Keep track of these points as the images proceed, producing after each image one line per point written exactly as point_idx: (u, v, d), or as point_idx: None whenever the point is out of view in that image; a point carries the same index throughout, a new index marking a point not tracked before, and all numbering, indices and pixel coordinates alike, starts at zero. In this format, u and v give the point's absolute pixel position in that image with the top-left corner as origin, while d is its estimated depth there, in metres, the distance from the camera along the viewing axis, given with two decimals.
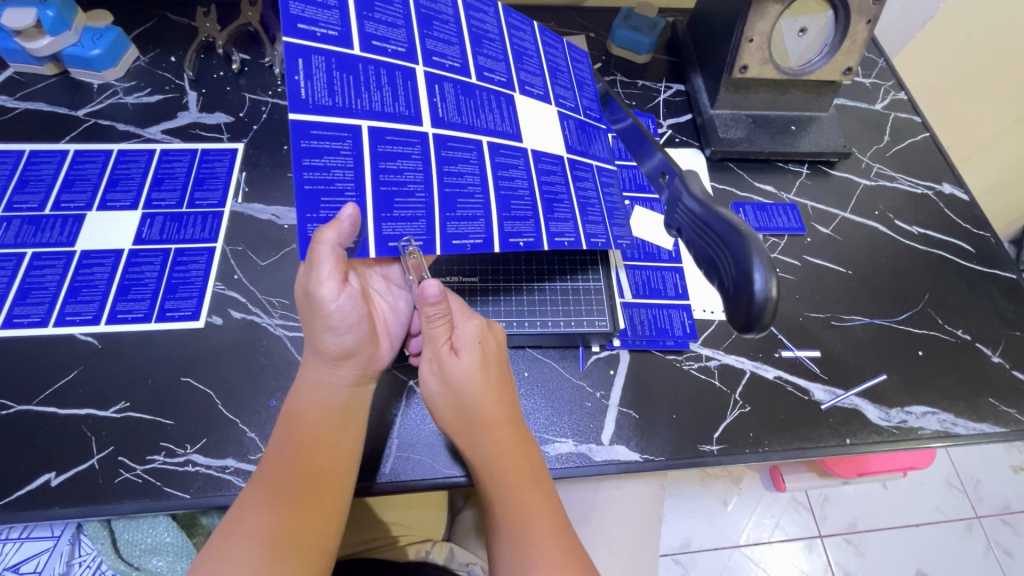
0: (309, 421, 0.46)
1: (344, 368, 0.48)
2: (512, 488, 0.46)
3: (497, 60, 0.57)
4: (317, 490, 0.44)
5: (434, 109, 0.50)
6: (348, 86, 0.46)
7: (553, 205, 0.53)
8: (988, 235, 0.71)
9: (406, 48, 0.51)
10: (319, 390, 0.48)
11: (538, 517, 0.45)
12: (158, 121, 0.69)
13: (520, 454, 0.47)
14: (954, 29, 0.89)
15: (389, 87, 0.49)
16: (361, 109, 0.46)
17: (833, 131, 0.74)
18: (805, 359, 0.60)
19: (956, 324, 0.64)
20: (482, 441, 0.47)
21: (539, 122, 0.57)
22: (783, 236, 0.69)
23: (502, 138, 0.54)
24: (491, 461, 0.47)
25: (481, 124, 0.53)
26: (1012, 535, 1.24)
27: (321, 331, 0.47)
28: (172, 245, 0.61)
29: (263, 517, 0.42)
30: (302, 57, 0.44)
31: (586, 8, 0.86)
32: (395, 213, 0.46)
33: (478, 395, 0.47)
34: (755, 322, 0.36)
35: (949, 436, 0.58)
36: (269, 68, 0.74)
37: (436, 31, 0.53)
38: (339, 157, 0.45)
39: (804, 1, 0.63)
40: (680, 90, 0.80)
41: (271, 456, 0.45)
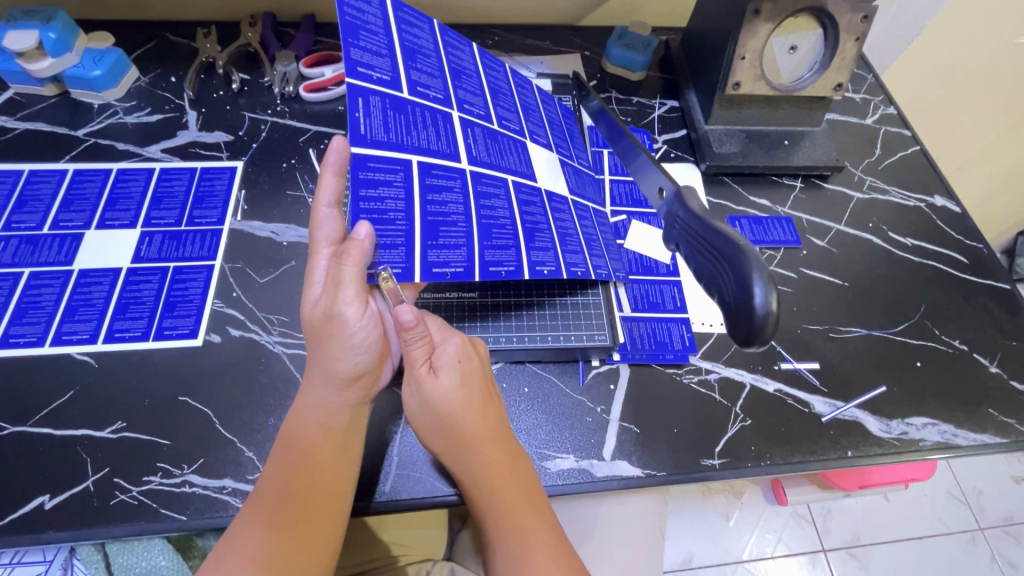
0: (307, 444, 0.45)
1: (354, 390, 0.48)
2: (502, 507, 0.46)
3: (512, 112, 0.60)
4: (312, 519, 0.43)
5: (467, 149, 0.53)
6: (400, 126, 0.48)
7: (566, 239, 0.55)
8: (981, 246, 0.72)
9: (442, 97, 0.54)
10: (322, 412, 0.47)
11: (533, 536, 0.45)
12: (158, 140, 0.70)
13: (509, 471, 0.47)
14: (940, 44, 0.91)
15: (432, 127, 0.51)
16: (411, 146, 0.48)
17: (825, 145, 0.76)
18: (804, 371, 0.60)
19: (953, 335, 0.65)
20: (468, 460, 0.47)
21: (544, 163, 0.60)
22: (779, 248, 0.69)
23: (519, 178, 0.56)
24: (478, 480, 0.47)
25: (506, 165, 0.55)
26: (1016, 546, 1.23)
27: (338, 352, 0.46)
28: (170, 263, 0.61)
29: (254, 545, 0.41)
30: (361, 96, 0.47)
31: (581, 28, 0.88)
32: (441, 241, 0.47)
33: (461, 415, 0.46)
34: (755, 335, 0.37)
35: (950, 447, 0.57)
36: (269, 88, 0.75)
37: (465, 84, 0.57)
38: (393, 188, 0.46)
39: (792, 19, 0.66)
40: (674, 106, 0.81)
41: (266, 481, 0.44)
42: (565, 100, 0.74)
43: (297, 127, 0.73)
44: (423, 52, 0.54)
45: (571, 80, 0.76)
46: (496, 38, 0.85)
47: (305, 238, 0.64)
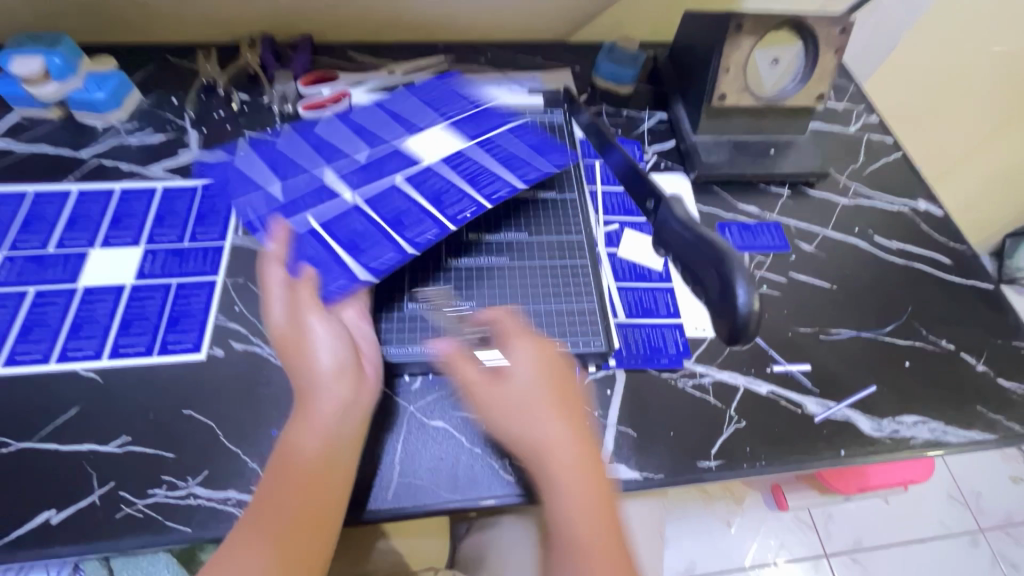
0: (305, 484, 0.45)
1: (344, 412, 0.48)
2: (579, 534, 0.44)
3: (411, 126, 0.66)
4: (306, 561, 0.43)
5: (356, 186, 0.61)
6: (292, 200, 0.59)
7: (486, 187, 0.60)
8: (964, 247, 0.74)
9: (330, 151, 0.64)
10: (313, 422, 0.47)
11: (614, 559, 0.43)
12: (160, 160, 0.71)
13: (594, 485, 0.46)
14: (918, 54, 0.95)
15: (324, 182, 0.61)
16: (306, 206, 0.59)
17: (810, 153, 0.78)
18: (795, 373, 0.62)
19: (940, 335, 0.66)
20: (553, 466, 0.46)
21: (439, 141, 0.65)
22: (768, 254, 0.71)
23: (417, 172, 0.62)
24: (563, 491, 0.45)
25: (407, 172, 0.62)
26: (1014, 546, 1.44)
27: (314, 359, 0.49)
28: (173, 280, 0.62)
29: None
30: (245, 209, 0.59)
31: (571, 44, 0.91)
32: (362, 249, 0.56)
33: (543, 418, 0.47)
34: (737, 334, 0.38)
35: (941, 444, 0.59)
36: (268, 107, 0.77)
37: (364, 133, 0.66)
38: (305, 239, 0.56)
39: (773, 33, 0.70)
40: (663, 118, 0.84)
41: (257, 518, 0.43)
42: (556, 114, 0.76)
43: None
44: (271, 146, 0.65)
45: (562, 95, 0.78)
46: (488, 55, 0.88)
47: None
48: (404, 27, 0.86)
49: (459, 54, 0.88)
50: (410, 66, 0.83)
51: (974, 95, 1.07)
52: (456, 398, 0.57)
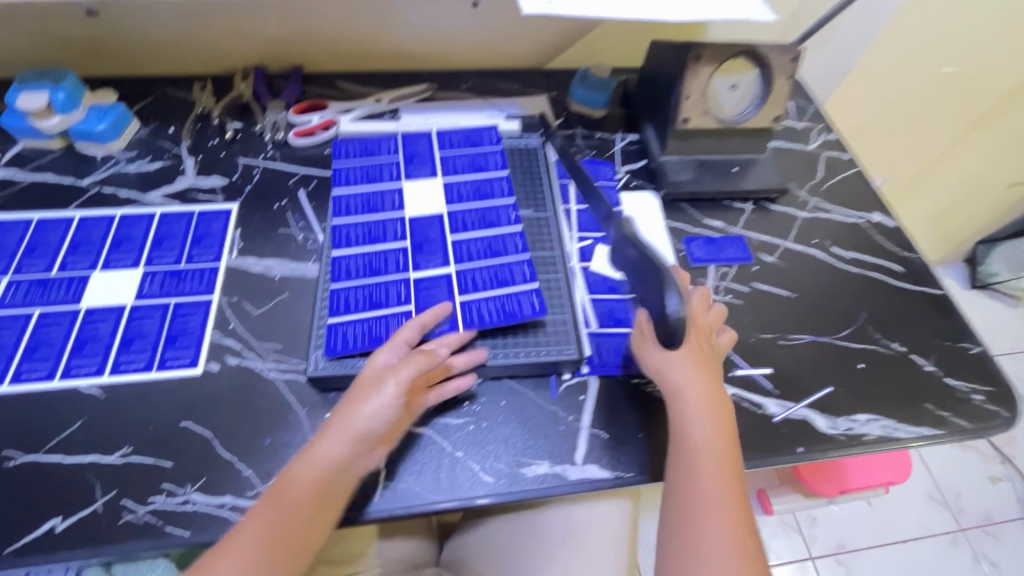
0: (281, 527, 0.49)
1: (340, 470, 0.51)
2: (704, 473, 0.53)
3: (395, 215, 0.70)
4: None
5: (391, 301, 0.63)
6: (378, 329, 0.61)
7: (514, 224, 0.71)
8: (915, 256, 0.79)
9: (344, 293, 0.64)
10: (320, 471, 0.51)
11: (725, 493, 0.53)
12: (158, 186, 0.75)
13: (722, 433, 0.56)
14: (872, 76, 1.02)
15: (389, 261, 0.66)
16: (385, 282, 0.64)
17: (770, 170, 0.83)
18: (756, 376, 0.66)
19: (892, 338, 0.71)
20: (689, 409, 0.56)
21: (427, 197, 0.73)
22: (732, 265, 0.76)
23: (425, 270, 0.66)
24: (693, 428, 0.56)
25: (433, 238, 0.68)
26: (994, 545, 1.48)
27: (356, 414, 0.53)
28: (171, 299, 0.66)
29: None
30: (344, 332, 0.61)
31: (547, 71, 0.96)
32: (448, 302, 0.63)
33: (682, 368, 0.58)
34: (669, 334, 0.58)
35: (892, 440, 0.63)
36: (261, 135, 0.82)
37: (374, 247, 0.67)
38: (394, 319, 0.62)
39: (731, 61, 0.75)
40: (634, 139, 0.89)
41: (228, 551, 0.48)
42: (532, 139, 0.83)
43: (287, 170, 0.79)
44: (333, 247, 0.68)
45: (538, 121, 0.85)
46: (470, 82, 0.93)
47: (296, 272, 0.70)
48: (389, 57, 0.91)
49: (441, 81, 0.93)
50: (397, 94, 0.88)
51: (930, 112, 1.14)
52: (439, 406, 0.61)
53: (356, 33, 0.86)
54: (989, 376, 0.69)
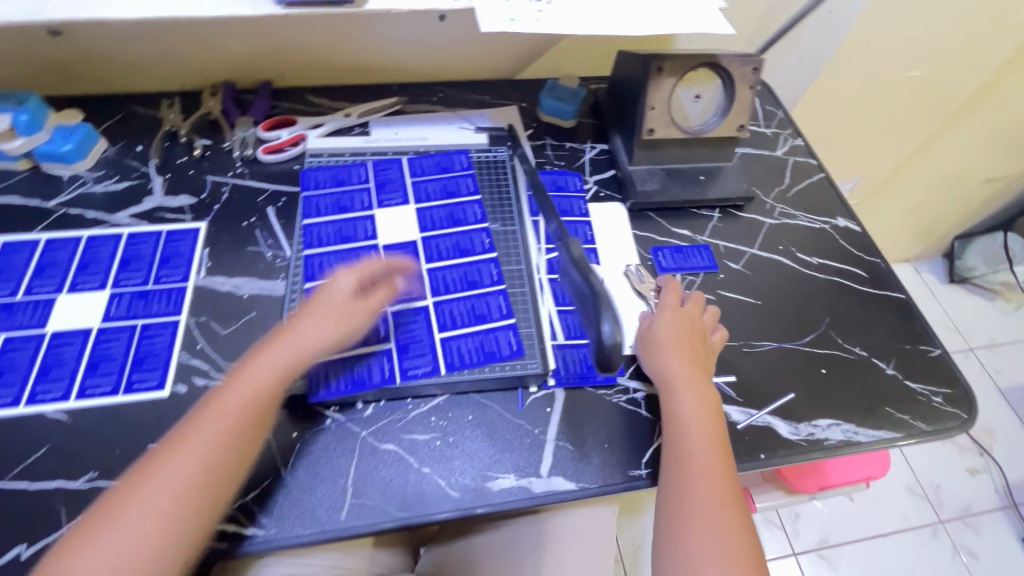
0: (206, 444, 0.51)
1: (279, 383, 0.56)
2: (693, 456, 0.57)
3: (369, 244, 0.71)
4: (175, 524, 0.48)
5: (371, 337, 0.64)
6: (361, 371, 0.62)
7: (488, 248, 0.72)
8: (878, 260, 0.81)
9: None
10: (253, 379, 0.56)
11: (715, 477, 0.56)
12: (126, 207, 0.75)
13: (714, 423, 0.59)
14: (840, 80, 1.03)
15: None
16: None
17: (736, 178, 0.85)
18: (720, 384, 0.67)
19: (854, 343, 0.72)
20: (684, 397, 0.60)
21: (401, 223, 0.73)
22: (698, 274, 0.77)
23: (403, 304, 0.66)
24: (687, 415, 0.60)
25: (407, 270, 0.69)
26: (973, 536, 1.51)
27: (299, 330, 0.59)
28: (138, 321, 0.66)
29: (104, 551, 0.46)
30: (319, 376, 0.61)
31: (518, 81, 0.97)
32: (417, 349, 0.63)
33: (676, 356, 0.63)
34: (604, 358, 0.54)
35: (852, 444, 0.64)
36: (230, 152, 0.82)
37: None
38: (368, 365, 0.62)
39: (693, 74, 0.77)
40: (604, 148, 0.90)
41: (150, 467, 0.50)
42: (500, 151, 0.84)
43: (257, 187, 0.79)
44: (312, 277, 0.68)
45: (506, 133, 0.86)
46: (440, 94, 0.94)
47: (265, 290, 0.70)
48: (359, 71, 0.92)
49: (412, 94, 0.93)
50: (366, 107, 0.88)
51: (898, 113, 1.16)
52: (406, 422, 0.61)
53: (324, 48, 0.86)
54: (948, 378, 0.71)
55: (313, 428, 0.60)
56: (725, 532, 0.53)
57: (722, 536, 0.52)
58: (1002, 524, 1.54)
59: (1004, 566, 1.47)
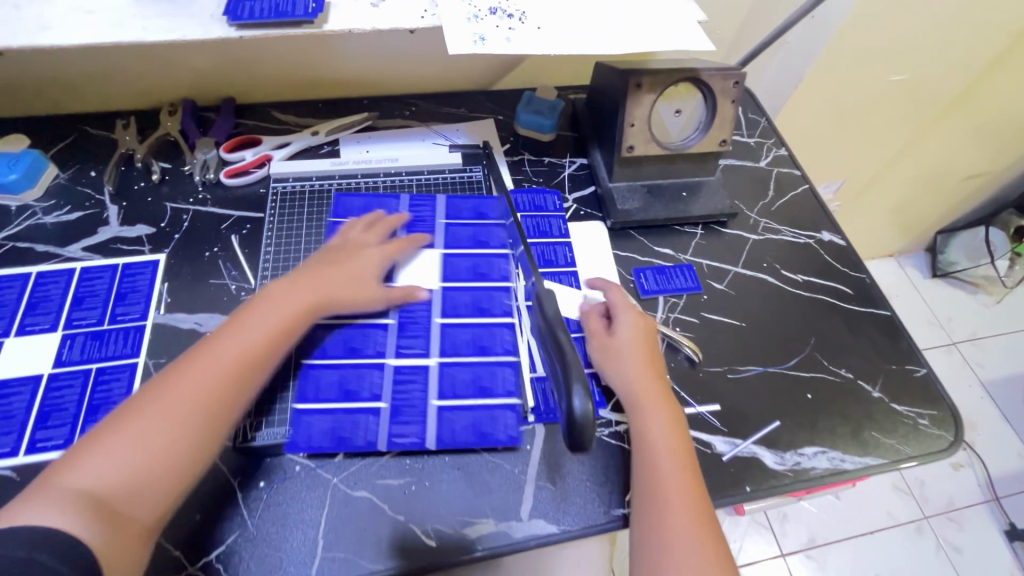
0: (226, 367, 0.54)
1: (304, 318, 0.60)
2: (664, 475, 0.55)
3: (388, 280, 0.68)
4: (169, 452, 0.49)
5: (365, 392, 0.61)
6: (345, 429, 0.59)
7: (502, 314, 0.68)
8: (864, 276, 0.79)
9: (317, 373, 0.61)
10: (272, 319, 0.59)
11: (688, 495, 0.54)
12: (78, 239, 0.71)
13: (681, 440, 0.58)
14: (823, 84, 1.01)
15: (373, 344, 0.64)
16: (361, 368, 0.62)
17: (719, 193, 0.82)
18: (705, 413, 0.65)
19: (840, 365, 0.71)
20: (651, 415, 0.59)
21: (422, 266, 0.70)
22: (681, 295, 0.75)
23: (406, 359, 0.63)
24: (653, 431, 0.58)
25: (420, 323, 0.66)
26: (956, 530, 1.53)
27: (323, 278, 0.63)
28: (93, 364, 0.62)
29: (117, 454, 0.48)
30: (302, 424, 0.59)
31: (494, 93, 0.94)
32: (404, 419, 0.60)
33: (636, 368, 0.62)
34: (574, 435, 0.48)
35: (839, 472, 0.63)
36: (190, 176, 0.78)
37: (359, 320, 0.65)
38: (350, 428, 0.59)
39: (672, 88, 0.74)
40: (583, 163, 0.87)
41: (171, 379, 0.53)
42: (475, 172, 0.83)
43: (219, 213, 0.75)
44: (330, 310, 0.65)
45: (481, 150, 0.84)
46: (413, 108, 0.90)
47: None
48: (327, 85, 0.88)
49: (383, 108, 0.89)
50: (334, 125, 0.84)
51: (882, 117, 1.14)
52: (380, 466, 0.59)
53: (289, 63, 0.82)
54: (933, 399, 0.69)
55: (281, 475, 0.57)
56: (692, 534, 0.51)
57: (690, 539, 0.51)
58: (984, 517, 1.56)
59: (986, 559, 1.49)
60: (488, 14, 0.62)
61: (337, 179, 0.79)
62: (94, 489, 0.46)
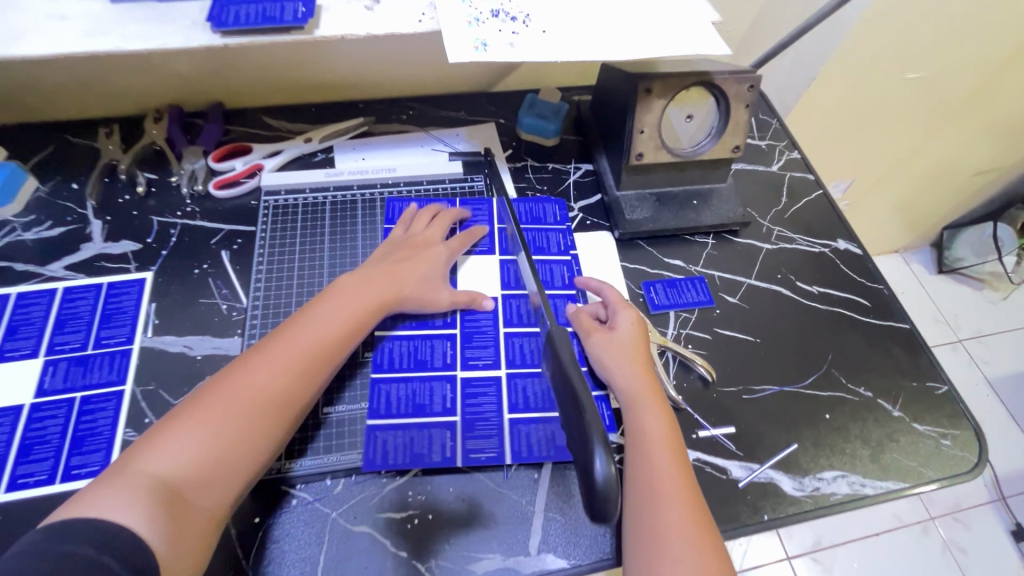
0: (299, 362, 0.56)
1: (374, 314, 0.63)
2: (657, 476, 0.54)
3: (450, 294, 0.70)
4: (236, 444, 0.50)
5: (436, 406, 0.61)
6: (421, 445, 0.58)
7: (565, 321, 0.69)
8: (882, 287, 0.76)
9: (385, 388, 0.62)
10: (344, 314, 0.61)
11: (680, 497, 0.53)
12: (60, 256, 0.68)
13: (674, 440, 0.57)
14: (836, 82, 0.97)
15: (439, 356, 0.65)
16: (431, 382, 0.63)
17: (732, 201, 0.79)
18: (720, 437, 0.63)
19: (859, 383, 0.68)
20: (644, 414, 0.59)
21: (483, 276, 0.72)
22: (693, 310, 0.72)
23: (475, 370, 0.64)
24: (646, 430, 0.58)
25: (486, 332, 0.67)
26: (962, 531, 1.52)
27: (391, 275, 0.65)
28: (77, 393, 0.59)
29: (189, 443, 0.49)
30: (373, 440, 0.58)
31: (495, 95, 0.90)
32: (478, 432, 0.60)
33: (631, 364, 0.61)
34: (596, 500, 0.44)
35: (859, 498, 0.60)
36: (177, 187, 0.74)
37: (422, 333, 0.66)
38: (426, 442, 0.59)
39: (684, 92, 0.70)
40: (589, 169, 0.84)
41: (244, 368, 0.54)
42: (477, 181, 0.80)
43: (208, 227, 0.72)
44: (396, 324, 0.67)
45: (482, 158, 0.82)
46: (411, 111, 0.86)
47: (220, 349, 0.63)
48: (321, 88, 0.84)
49: (380, 112, 0.86)
50: (328, 131, 0.80)
51: (896, 115, 1.11)
52: (381, 499, 0.56)
53: (280, 66, 0.78)
54: (955, 418, 0.67)
55: (279, 511, 0.55)
56: (685, 531, 0.51)
57: (682, 536, 0.50)
58: (990, 516, 1.55)
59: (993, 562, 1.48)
60: (490, 17, 0.58)
61: (331, 191, 0.76)
62: (167, 476, 0.47)
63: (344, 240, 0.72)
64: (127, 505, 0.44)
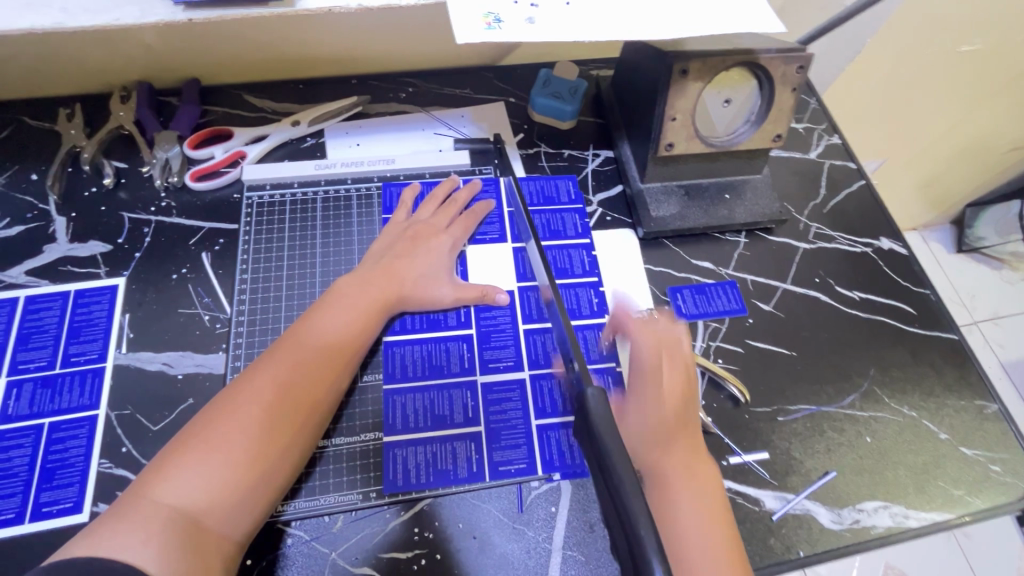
0: (301, 369, 0.50)
1: (377, 314, 0.57)
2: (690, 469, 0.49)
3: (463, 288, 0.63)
4: (245, 466, 0.45)
5: (457, 416, 0.56)
6: (444, 460, 0.54)
7: (580, 313, 0.64)
8: (928, 292, 0.70)
9: (400, 400, 0.57)
10: (343, 314, 0.55)
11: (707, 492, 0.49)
12: (21, 260, 0.60)
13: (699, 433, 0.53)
14: (883, 53, 0.88)
15: (455, 358, 0.59)
16: (449, 386, 0.58)
17: (768, 195, 0.71)
18: (753, 465, 0.57)
19: (902, 401, 0.63)
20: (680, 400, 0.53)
21: (498, 267, 0.66)
22: (724, 319, 0.66)
23: (495, 374, 0.59)
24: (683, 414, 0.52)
25: (506, 331, 0.61)
26: None
27: (394, 271, 0.60)
28: (45, 418, 0.53)
29: (200, 469, 0.43)
30: (393, 453, 0.54)
31: (503, 69, 0.81)
32: (503, 443, 0.56)
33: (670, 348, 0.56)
34: None
35: (902, 531, 0.56)
36: (149, 178, 0.66)
37: (433, 334, 0.61)
38: (449, 453, 0.55)
39: (726, 74, 0.62)
40: (609, 156, 0.75)
41: (241, 384, 0.49)
42: (486, 171, 0.72)
43: (186, 224, 0.64)
44: (407, 325, 0.61)
45: (492, 145, 0.73)
46: (410, 89, 0.77)
47: (202, 367, 0.57)
48: (309, 62, 0.74)
49: (375, 89, 0.76)
50: (318, 113, 0.71)
51: (942, 90, 1.01)
52: (385, 537, 0.51)
53: (263, 39, 0.69)
54: (1004, 440, 0.61)
55: (274, 551, 0.50)
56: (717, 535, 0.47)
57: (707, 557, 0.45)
58: None
59: (1010, 565, 1.27)
60: None
61: (322, 185, 0.68)
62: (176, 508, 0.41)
63: (338, 231, 0.65)
64: (140, 545, 0.39)
